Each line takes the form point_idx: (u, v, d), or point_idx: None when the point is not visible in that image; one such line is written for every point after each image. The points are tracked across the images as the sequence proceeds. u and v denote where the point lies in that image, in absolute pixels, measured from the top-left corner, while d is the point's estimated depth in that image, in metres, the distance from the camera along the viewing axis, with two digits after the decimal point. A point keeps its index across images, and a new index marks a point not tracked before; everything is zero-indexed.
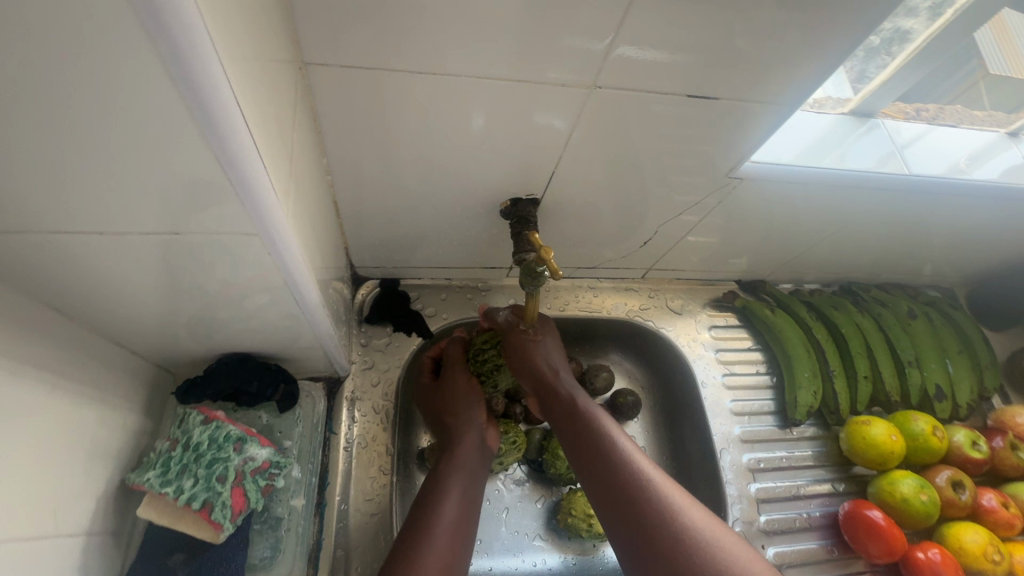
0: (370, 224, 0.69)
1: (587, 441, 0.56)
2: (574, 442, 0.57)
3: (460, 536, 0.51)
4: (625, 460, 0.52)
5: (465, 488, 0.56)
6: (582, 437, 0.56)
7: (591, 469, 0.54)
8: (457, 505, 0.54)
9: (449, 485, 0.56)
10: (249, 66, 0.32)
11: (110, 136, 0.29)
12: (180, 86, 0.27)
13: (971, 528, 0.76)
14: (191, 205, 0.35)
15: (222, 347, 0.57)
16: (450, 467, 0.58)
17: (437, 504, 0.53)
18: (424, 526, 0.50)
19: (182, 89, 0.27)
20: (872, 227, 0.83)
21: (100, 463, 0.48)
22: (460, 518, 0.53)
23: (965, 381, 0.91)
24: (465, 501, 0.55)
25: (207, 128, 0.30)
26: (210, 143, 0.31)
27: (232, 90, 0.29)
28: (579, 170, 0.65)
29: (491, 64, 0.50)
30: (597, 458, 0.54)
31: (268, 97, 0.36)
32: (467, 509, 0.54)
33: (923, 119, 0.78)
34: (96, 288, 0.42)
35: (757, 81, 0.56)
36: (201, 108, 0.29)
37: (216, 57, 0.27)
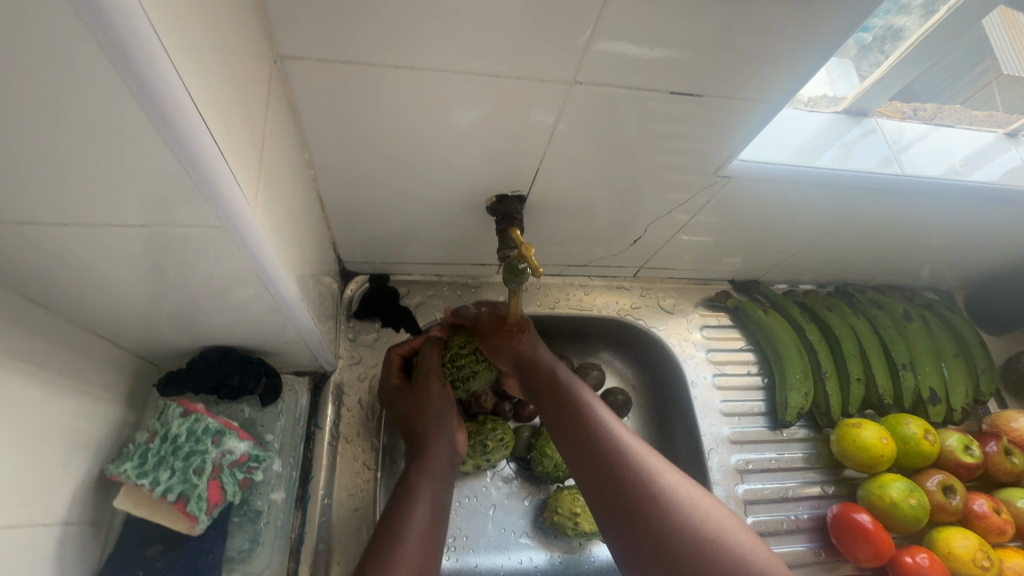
0: (356, 219, 0.69)
1: (569, 421, 0.54)
2: (557, 425, 0.56)
3: (429, 544, 0.49)
4: (607, 437, 0.51)
5: (434, 492, 0.55)
6: (565, 417, 0.55)
7: (575, 450, 0.52)
8: (426, 512, 0.52)
9: (417, 489, 0.54)
10: (203, 58, 0.32)
11: (68, 131, 0.29)
12: (125, 78, 0.27)
13: (961, 533, 0.75)
14: (155, 199, 0.35)
15: (203, 341, 0.57)
16: (421, 470, 0.57)
17: (406, 509, 0.51)
18: (393, 532, 0.48)
19: (128, 81, 0.27)
20: (867, 228, 0.82)
21: (78, 455, 0.48)
22: (431, 525, 0.51)
23: (960, 385, 0.90)
24: (435, 507, 0.53)
25: (158, 120, 0.30)
26: (163, 136, 0.31)
27: (180, 79, 0.29)
28: (566, 167, 0.64)
29: (471, 59, 0.49)
30: (579, 435, 0.52)
31: (229, 88, 0.36)
32: (436, 515, 0.53)
33: (921, 120, 0.76)
34: (71, 281, 0.42)
35: (743, 77, 0.55)
36: (152, 101, 0.29)
37: (160, 48, 0.27)
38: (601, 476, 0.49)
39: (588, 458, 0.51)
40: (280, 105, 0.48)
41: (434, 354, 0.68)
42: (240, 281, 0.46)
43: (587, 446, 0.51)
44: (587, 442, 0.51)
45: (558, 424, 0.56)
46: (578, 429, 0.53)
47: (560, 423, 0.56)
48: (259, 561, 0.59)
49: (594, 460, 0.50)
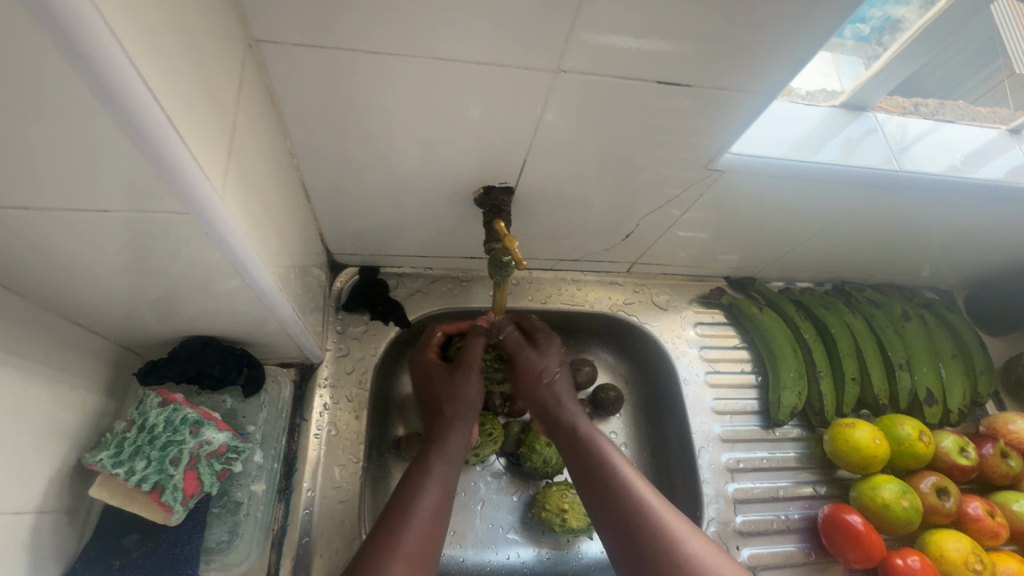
0: (343, 210, 0.68)
1: (591, 471, 0.56)
2: (579, 474, 0.57)
3: (432, 529, 0.51)
4: (630, 493, 0.52)
5: (445, 477, 0.56)
6: (588, 467, 0.56)
7: (597, 501, 0.54)
8: (435, 498, 0.53)
9: (429, 473, 0.56)
10: (156, 35, 0.31)
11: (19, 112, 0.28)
12: (65, 53, 0.26)
13: (954, 536, 0.74)
14: (116, 184, 0.34)
15: (183, 330, 0.56)
16: (437, 455, 0.58)
17: (415, 495, 0.53)
18: (400, 520, 0.50)
19: (68, 57, 0.26)
20: (865, 226, 0.80)
21: (52, 444, 0.48)
22: (437, 510, 0.53)
23: (957, 386, 0.88)
24: (444, 492, 0.55)
25: (102, 93, 0.28)
26: (111, 112, 0.29)
27: (123, 50, 0.28)
28: (555, 159, 0.63)
29: (453, 46, 0.48)
30: (602, 489, 0.54)
31: (190, 67, 0.35)
32: (444, 499, 0.54)
33: (923, 115, 0.75)
34: (41, 269, 0.42)
35: (734, 68, 0.53)
36: (93, 73, 0.27)
37: (100, 20, 0.26)
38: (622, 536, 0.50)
39: (610, 513, 0.52)
40: (254, 92, 0.47)
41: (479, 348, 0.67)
42: (215, 271, 0.46)
43: (610, 499, 0.53)
44: (610, 496, 0.53)
45: (581, 473, 0.57)
46: (601, 483, 0.54)
47: (582, 472, 0.57)
48: (238, 553, 0.59)
49: (615, 516, 0.52)
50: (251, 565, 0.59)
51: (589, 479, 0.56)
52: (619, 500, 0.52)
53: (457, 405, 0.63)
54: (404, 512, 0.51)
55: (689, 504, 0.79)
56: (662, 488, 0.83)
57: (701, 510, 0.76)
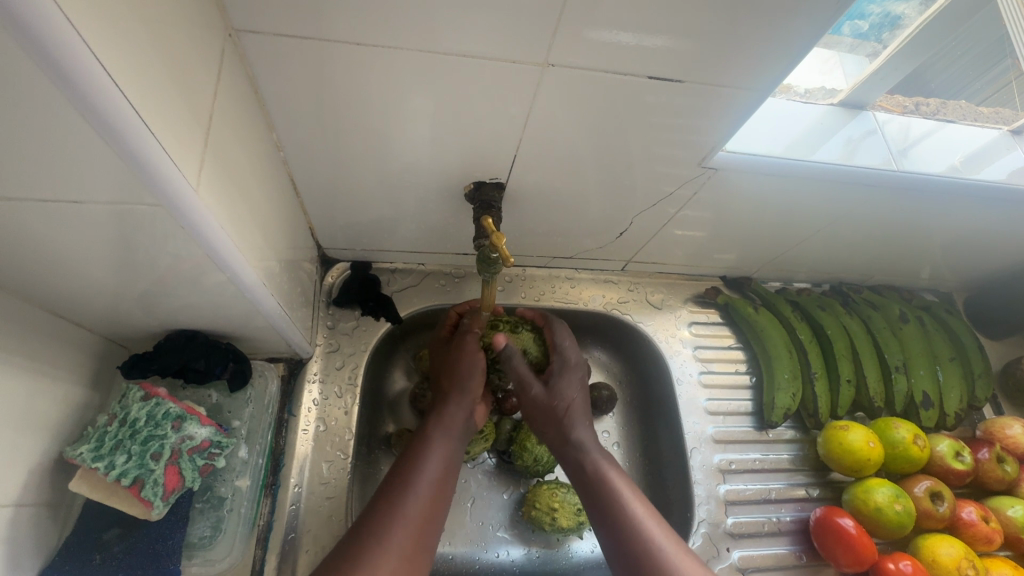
0: (333, 204, 0.68)
1: (602, 498, 0.55)
2: (589, 498, 0.57)
3: (433, 499, 0.52)
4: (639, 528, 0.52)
5: (447, 450, 0.57)
6: (598, 492, 0.56)
7: (606, 530, 0.54)
8: (437, 470, 0.54)
9: (432, 445, 0.57)
10: (119, 22, 0.30)
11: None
12: (19, 41, 0.25)
13: (947, 541, 0.73)
14: (87, 176, 0.34)
15: (168, 324, 0.56)
16: (439, 428, 0.59)
17: (417, 465, 0.54)
18: (401, 490, 0.51)
19: (24, 45, 0.25)
20: (863, 227, 0.79)
21: (32, 437, 0.47)
22: (438, 481, 0.53)
23: (954, 390, 0.87)
24: (446, 465, 0.56)
25: (61, 82, 0.27)
26: (71, 101, 0.28)
27: (78, 33, 0.27)
28: (547, 155, 0.62)
29: (439, 38, 0.47)
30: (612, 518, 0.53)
31: (157, 53, 0.34)
32: (445, 471, 0.55)
33: (925, 114, 0.74)
34: (19, 263, 0.41)
35: (726, 63, 0.52)
36: (49, 60, 0.26)
37: (55, 6, 0.25)
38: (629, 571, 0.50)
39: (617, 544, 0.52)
40: (235, 82, 0.46)
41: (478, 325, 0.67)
42: (194, 265, 0.45)
43: (619, 529, 0.52)
44: (619, 526, 0.52)
45: (591, 501, 0.57)
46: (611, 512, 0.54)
47: (592, 498, 0.56)
48: (221, 548, 0.59)
49: (624, 548, 0.51)
50: (234, 561, 0.59)
51: (599, 506, 0.55)
52: (628, 534, 0.52)
53: (455, 380, 0.63)
54: (407, 481, 0.52)
55: (680, 504, 0.78)
56: (654, 488, 0.82)
57: (692, 511, 0.76)
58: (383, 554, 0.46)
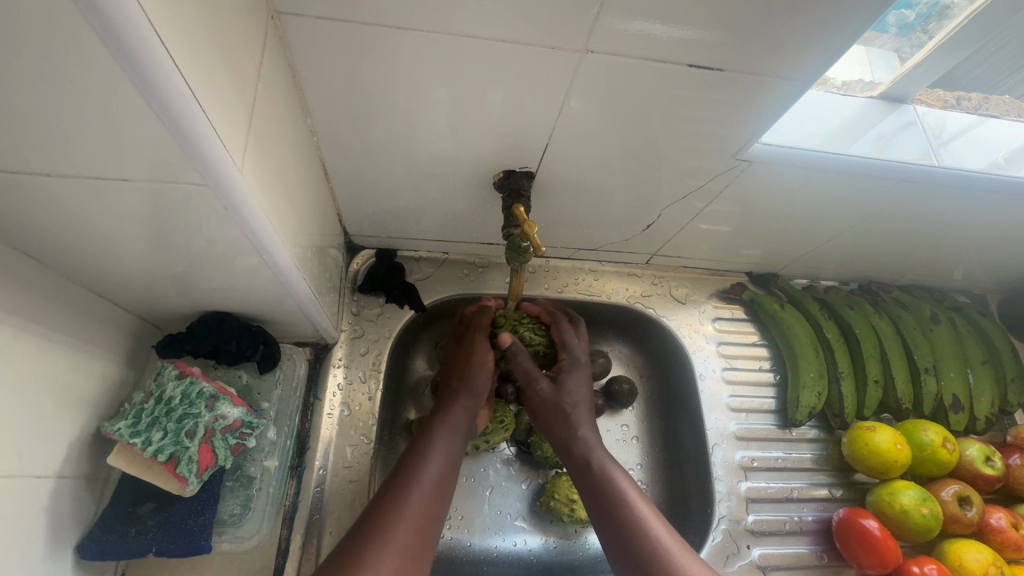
0: (362, 191, 0.68)
1: (605, 503, 0.54)
2: (592, 504, 0.56)
3: (437, 494, 0.52)
4: (644, 533, 0.51)
5: (450, 445, 0.57)
6: (602, 496, 0.55)
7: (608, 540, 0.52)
8: (440, 466, 0.54)
9: (435, 439, 0.57)
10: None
11: (33, 71, 0.28)
12: (85, 13, 0.26)
13: (974, 546, 0.72)
14: (136, 154, 0.34)
15: (202, 305, 0.57)
16: (444, 424, 0.59)
17: (421, 461, 0.54)
18: (404, 487, 0.51)
19: (89, 17, 0.26)
20: (897, 224, 0.77)
21: (73, 411, 0.49)
22: (441, 477, 0.54)
23: (985, 394, 0.85)
24: (449, 460, 0.56)
25: (121, 55, 0.28)
26: (125, 71, 0.28)
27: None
28: (577, 146, 0.62)
29: (476, 25, 0.47)
30: (616, 527, 0.52)
31: (207, 28, 0.34)
32: (448, 468, 0.55)
33: (967, 109, 0.72)
34: (67, 242, 0.43)
35: (770, 52, 0.51)
36: (105, 24, 0.26)
37: None
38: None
39: (624, 552, 0.51)
40: (275, 65, 0.46)
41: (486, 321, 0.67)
42: (231, 247, 0.46)
43: (622, 538, 0.51)
44: (624, 533, 0.51)
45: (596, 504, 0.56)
46: (615, 518, 0.53)
47: (596, 505, 0.55)
48: (251, 526, 0.59)
49: (629, 555, 0.50)
50: (262, 540, 0.59)
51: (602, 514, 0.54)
52: (633, 539, 0.51)
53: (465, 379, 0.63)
54: (411, 476, 0.52)
55: (700, 500, 0.78)
56: (673, 483, 0.82)
57: (712, 507, 0.75)
58: (387, 552, 0.45)
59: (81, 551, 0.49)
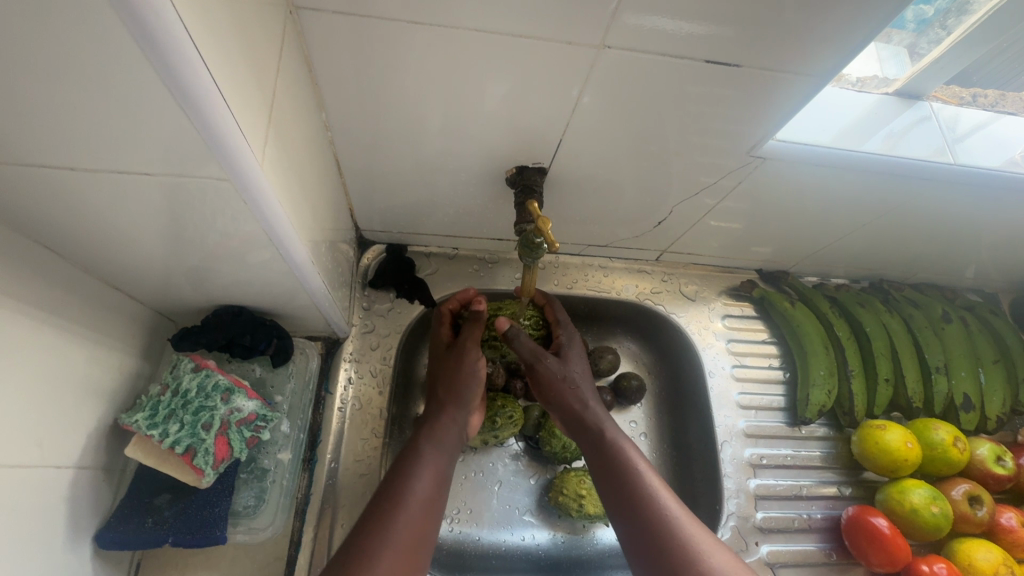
0: (373, 186, 0.68)
1: (616, 481, 0.54)
2: (603, 481, 0.56)
3: (426, 514, 0.52)
4: (656, 506, 0.51)
5: (438, 464, 0.56)
6: (611, 470, 0.55)
7: (622, 519, 0.52)
8: (427, 487, 0.54)
9: (422, 458, 0.56)
10: None
11: (60, 64, 0.28)
12: (116, 7, 0.26)
13: (984, 546, 0.72)
14: (158, 148, 0.35)
15: (217, 299, 0.57)
16: (430, 442, 0.58)
17: (407, 481, 0.53)
18: (391, 508, 0.50)
19: (120, 12, 0.26)
20: (910, 222, 0.77)
21: (91, 402, 0.49)
22: (428, 498, 0.53)
23: (997, 393, 0.85)
24: (437, 480, 0.55)
25: (150, 49, 0.28)
26: (151, 62, 0.29)
27: None
28: (590, 143, 0.61)
29: (492, 20, 0.47)
30: (628, 504, 0.52)
31: (231, 22, 0.34)
32: (436, 488, 0.55)
33: (983, 106, 0.71)
34: (87, 235, 0.43)
35: (788, 48, 0.50)
36: (132, 15, 0.26)
37: None
38: (648, 556, 0.49)
39: (634, 528, 0.51)
40: (292, 60, 0.46)
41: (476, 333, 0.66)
42: (246, 241, 0.46)
43: (635, 515, 0.51)
44: (636, 509, 0.51)
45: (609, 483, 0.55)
46: (627, 494, 0.53)
47: (609, 482, 0.55)
48: (264, 517, 0.60)
49: (639, 528, 0.50)
50: (275, 531, 0.60)
51: (615, 493, 0.54)
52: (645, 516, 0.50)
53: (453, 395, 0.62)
54: (398, 498, 0.51)
55: (709, 497, 0.78)
56: (681, 479, 0.82)
57: (721, 504, 0.75)
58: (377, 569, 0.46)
59: (99, 540, 0.50)
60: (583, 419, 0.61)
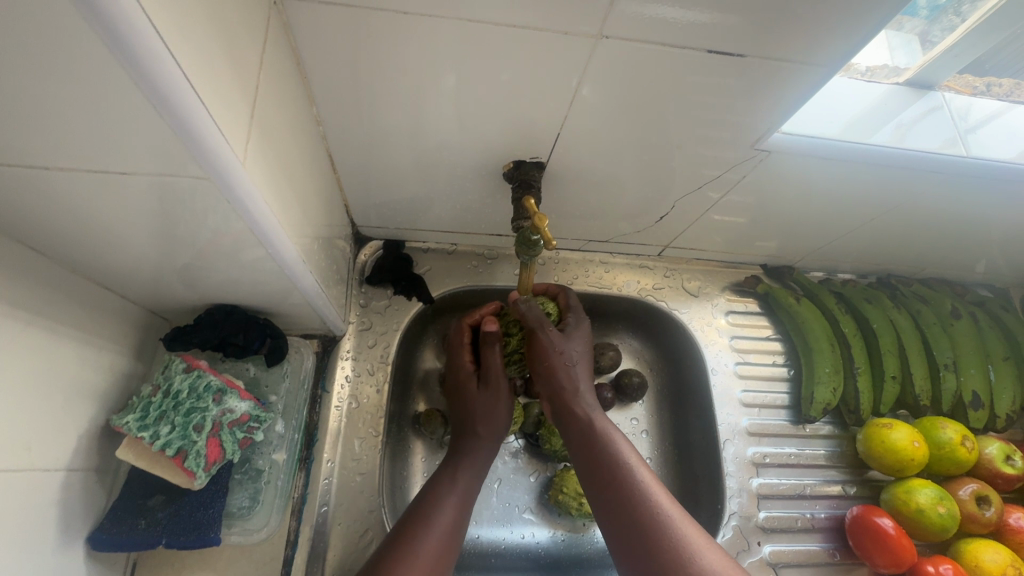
0: (368, 182, 0.67)
1: (602, 472, 0.54)
2: (588, 474, 0.55)
3: (451, 537, 0.52)
4: (645, 501, 0.50)
5: (466, 490, 0.56)
6: (596, 464, 0.54)
7: (606, 511, 0.52)
8: (455, 509, 0.54)
9: (452, 485, 0.56)
10: None
11: (24, 63, 0.27)
12: (80, 7, 0.25)
13: (992, 547, 0.71)
14: (137, 148, 0.33)
15: (210, 298, 0.57)
16: (461, 468, 0.57)
17: (436, 505, 0.53)
18: (416, 528, 0.50)
19: (84, 12, 0.25)
20: (920, 216, 0.75)
21: (81, 405, 0.49)
22: (455, 523, 0.53)
23: (1007, 391, 0.83)
24: (465, 503, 0.55)
25: (121, 53, 0.27)
26: (115, 56, 0.27)
27: None
28: (589, 135, 0.60)
29: (485, 10, 0.45)
30: (616, 501, 0.51)
31: (203, 13, 0.32)
32: (463, 510, 0.55)
33: (996, 96, 0.68)
34: (71, 236, 0.42)
35: (796, 35, 0.48)
36: (96, 14, 0.25)
37: None
38: (634, 549, 0.48)
39: (621, 527, 0.50)
40: (278, 52, 0.45)
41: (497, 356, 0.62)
42: (236, 240, 0.45)
43: (621, 512, 0.50)
44: (618, 500, 0.51)
45: (592, 477, 0.54)
46: (610, 483, 0.52)
47: (594, 477, 0.54)
48: (259, 518, 0.60)
49: (625, 520, 0.50)
50: (271, 531, 0.60)
51: (602, 489, 0.53)
52: (632, 511, 0.50)
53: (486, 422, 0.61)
54: (423, 523, 0.51)
55: (710, 495, 0.77)
56: (683, 477, 0.81)
57: (723, 503, 0.75)
58: None
59: (93, 542, 0.50)
60: (569, 408, 0.59)
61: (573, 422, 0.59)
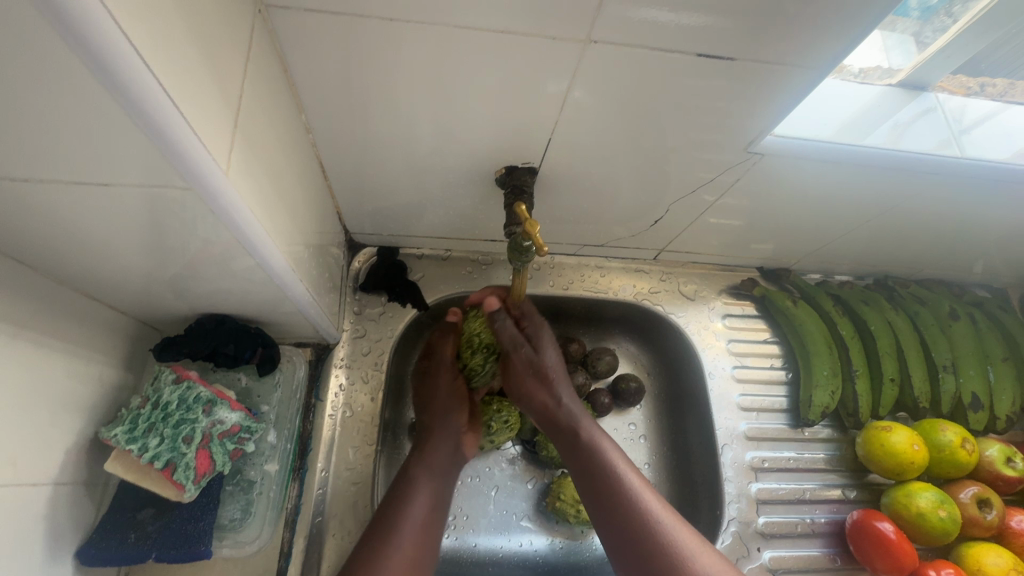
0: (361, 188, 0.67)
1: (596, 478, 0.56)
2: (581, 478, 0.57)
3: (422, 538, 0.55)
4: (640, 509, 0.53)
5: (429, 488, 0.58)
6: (590, 470, 0.56)
7: (601, 513, 0.54)
8: (423, 512, 0.56)
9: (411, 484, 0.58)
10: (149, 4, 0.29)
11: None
12: (57, 30, 0.25)
13: (993, 550, 0.70)
14: (120, 160, 0.33)
15: (201, 307, 0.56)
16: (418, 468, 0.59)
17: (403, 508, 0.55)
18: (389, 533, 0.53)
19: (62, 34, 0.25)
20: (915, 217, 0.74)
21: (69, 418, 0.48)
22: (425, 522, 0.56)
23: (1007, 392, 0.82)
24: (433, 505, 0.58)
25: (101, 74, 0.27)
26: (96, 77, 0.27)
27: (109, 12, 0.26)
28: (581, 140, 0.59)
29: (473, 16, 0.45)
30: (611, 508, 0.54)
31: (183, 24, 0.32)
32: (432, 507, 0.58)
33: (991, 97, 0.67)
34: (56, 248, 0.42)
35: (785, 39, 0.48)
36: (74, 35, 0.25)
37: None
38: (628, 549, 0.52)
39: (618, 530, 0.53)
40: (264, 61, 0.45)
41: (448, 348, 0.64)
42: (225, 250, 0.44)
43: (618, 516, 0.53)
44: (614, 506, 0.53)
45: (586, 479, 0.57)
46: (605, 488, 0.55)
47: (588, 481, 0.56)
48: (252, 530, 0.59)
49: (620, 521, 0.53)
50: (263, 544, 0.59)
51: (598, 494, 0.55)
52: (629, 517, 0.52)
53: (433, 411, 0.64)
54: (396, 523, 0.54)
55: (709, 501, 0.76)
56: (682, 482, 0.80)
57: (722, 509, 0.74)
58: None
59: (82, 557, 0.49)
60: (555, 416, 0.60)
61: (561, 425, 0.60)
